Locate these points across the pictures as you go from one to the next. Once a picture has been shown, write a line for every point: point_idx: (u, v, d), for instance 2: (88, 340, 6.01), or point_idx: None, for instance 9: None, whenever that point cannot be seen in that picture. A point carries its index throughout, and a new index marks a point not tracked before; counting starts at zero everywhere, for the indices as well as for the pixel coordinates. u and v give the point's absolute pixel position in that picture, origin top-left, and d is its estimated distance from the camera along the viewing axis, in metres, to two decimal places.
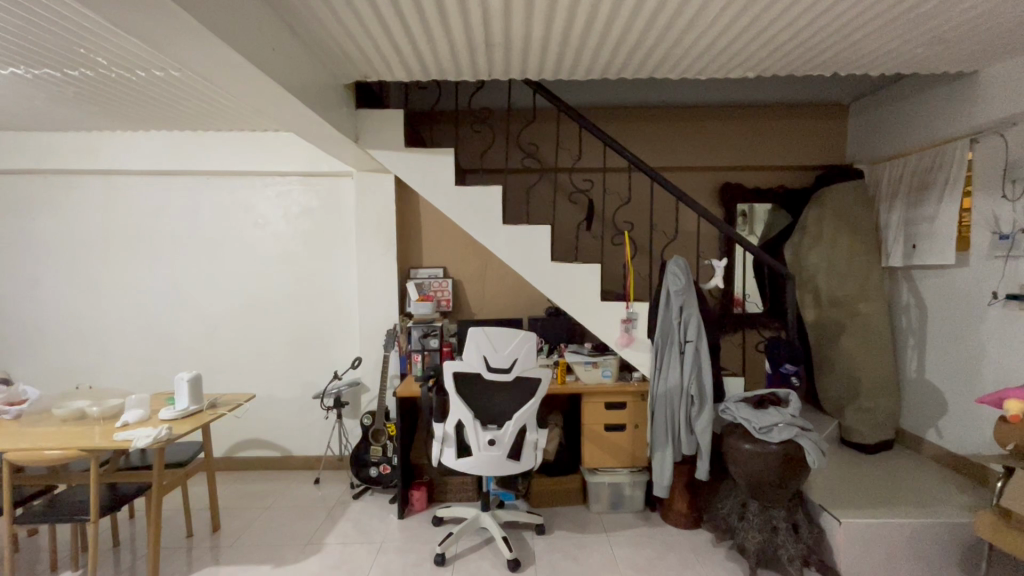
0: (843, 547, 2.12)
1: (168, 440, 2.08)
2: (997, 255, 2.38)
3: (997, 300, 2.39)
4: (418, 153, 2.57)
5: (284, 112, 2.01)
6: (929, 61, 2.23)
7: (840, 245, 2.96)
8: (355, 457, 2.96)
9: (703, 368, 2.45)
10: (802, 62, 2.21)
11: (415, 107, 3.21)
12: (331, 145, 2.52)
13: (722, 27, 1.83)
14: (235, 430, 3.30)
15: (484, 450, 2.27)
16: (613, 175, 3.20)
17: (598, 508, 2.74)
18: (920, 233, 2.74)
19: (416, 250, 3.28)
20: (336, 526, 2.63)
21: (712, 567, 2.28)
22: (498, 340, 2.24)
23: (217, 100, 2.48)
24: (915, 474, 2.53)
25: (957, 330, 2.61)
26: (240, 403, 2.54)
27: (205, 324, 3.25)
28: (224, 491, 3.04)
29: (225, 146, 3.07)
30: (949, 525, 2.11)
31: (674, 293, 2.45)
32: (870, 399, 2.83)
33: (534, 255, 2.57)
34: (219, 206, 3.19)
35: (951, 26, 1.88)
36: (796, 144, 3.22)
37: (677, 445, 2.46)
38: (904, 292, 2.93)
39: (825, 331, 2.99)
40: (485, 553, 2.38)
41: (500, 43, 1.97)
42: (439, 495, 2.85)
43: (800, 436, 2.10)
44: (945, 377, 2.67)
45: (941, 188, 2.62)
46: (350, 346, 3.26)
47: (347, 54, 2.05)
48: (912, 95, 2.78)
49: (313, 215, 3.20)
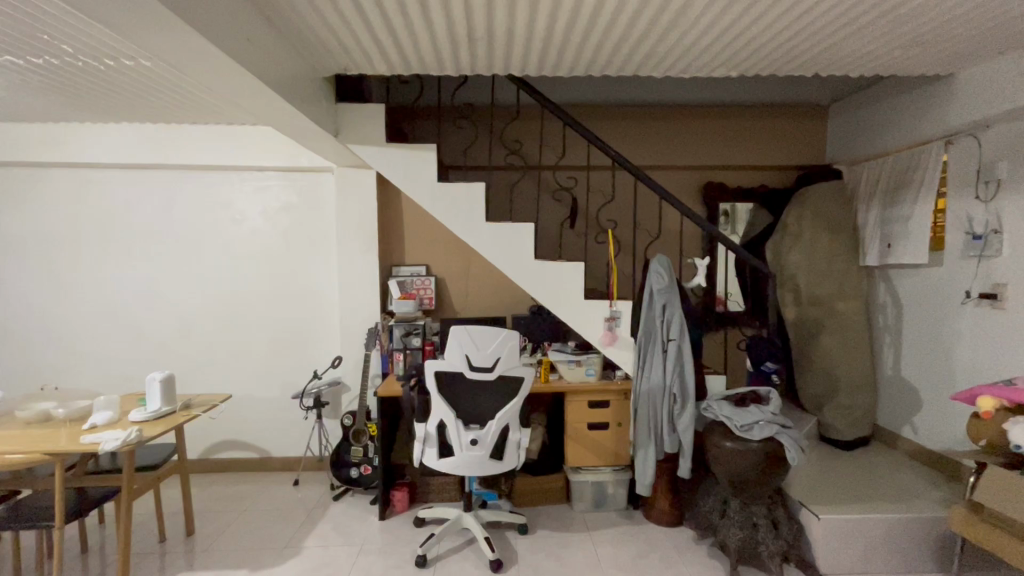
0: (823, 542, 2.15)
1: (138, 442, 2.00)
2: (970, 254, 2.43)
3: (970, 299, 2.44)
4: (400, 148, 2.52)
5: (259, 104, 1.95)
6: (907, 63, 2.25)
7: (820, 245, 2.99)
8: (336, 457, 2.90)
9: (686, 366, 2.45)
10: (784, 62, 2.22)
11: (397, 101, 3.17)
12: (308, 139, 2.46)
13: (706, 25, 1.83)
14: (211, 431, 3.22)
15: (466, 450, 2.24)
16: (597, 173, 3.20)
17: (582, 507, 2.74)
18: (896, 233, 2.80)
19: (398, 246, 3.23)
20: (315, 529, 2.58)
21: (694, 564, 2.28)
22: (480, 339, 2.23)
23: (190, 91, 2.40)
24: (892, 470, 2.58)
25: (933, 328, 2.66)
26: (216, 403, 2.47)
27: (180, 322, 3.16)
28: (200, 493, 2.96)
29: (202, 140, 2.98)
30: (925, 520, 2.14)
31: (657, 292, 2.46)
32: (848, 395, 2.87)
33: (517, 252, 2.55)
34: (195, 201, 3.10)
35: (928, 29, 1.90)
36: (776, 144, 3.25)
37: (659, 444, 2.46)
38: (881, 291, 2.99)
39: (805, 328, 3.02)
40: (467, 553, 2.36)
41: (483, 37, 1.93)
42: (422, 496, 2.82)
43: (781, 434, 2.10)
44: (920, 373, 2.73)
45: (916, 188, 2.67)
46: (330, 345, 3.20)
47: (325, 46, 2.00)
48: (886, 98, 2.83)
49: (292, 212, 3.13)
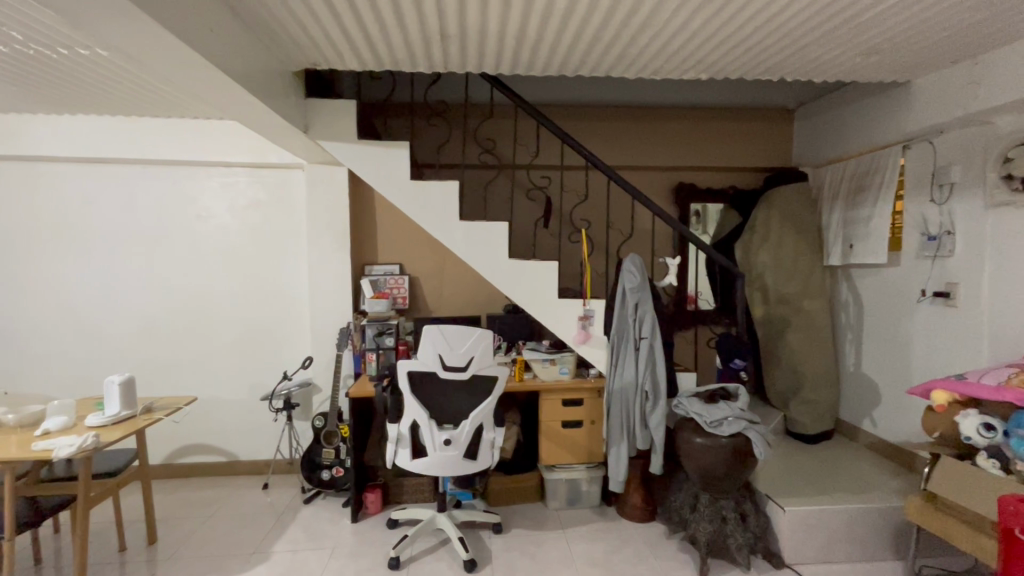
0: (789, 533, 2.22)
1: (95, 448, 1.91)
2: (926, 254, 2.54)
3: (925, 297, 2.55)
4: (372, 145, 2.49)
5: (224, 98, 1.89)
6: (868, 70, 2.33)
7: (786, 245, 3.08)
8: (307, 460, 2.85)
9: (658, 364, 2.48)
10: (752, 67, 2.27)
11: (369, 97, 3.12)
12: (276, 134, 2.40)
13: (676, 28, 1.86)
14: (174, 435, 3.12)
15: (440, 450, 2.23)
16: (572, 173, 3.22)
17: (556, 505, 2.75)
18: (857, 234, 2.90)
19: (371, 245, 3.18)
20: (285, 533, 2.53)
21: (665, 558, 2.32)
22: (453, 339, 2.20)
23: (151, 83, 2.31)
24: (854, 463, 2.67)
25: (891, 325, 2.76)
26: (180, 406, 2.39)
27: (141, 322, 3.05)
28: (163, 500, 2.86)
29: (165, 133, 2.88)
30: (884, 510, 2.23)
31: (630, 291, 2.49)
32: (812, 391, 2.97)
33: (490, 251, 2.54)
34: (158, 197, 3.00)
35: (886, 37, 1.97)
36: (745, 146, 3.33)
37: (632, 441, 2.49)
38: (843, 290, 3.10)
39: (772, 326, 3.10)
40: (441, 554, 2.35)
41: (455, 35, 1.92)
42: (395, 497, 2.79)
43: (748, 429, 2.17)
44: (879, 369, 2.83)
45: (875, 191, 2.77)
46: (301, 345, 3.14)
47: (293, 39, 1.95)
48: (848, 102, 2.92)
49: (260, 208, 3.05)
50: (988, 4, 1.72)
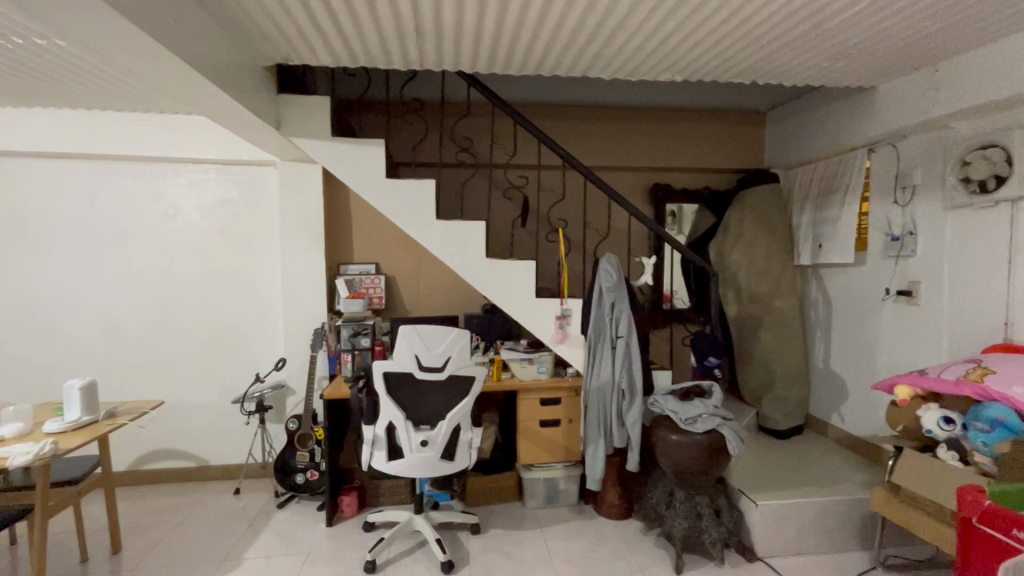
0: (760, 527, 2.27)
1: (54, 455, 1.83)
2: (890, 254, 2.63)
3: (889, 295, 2.64)
4: (346, 142, 2.45)
5: (190, 92, 1.83)
6: (835, 75, 2.40)
7: (759, 245, 3.14)
8: (280, 464, 2.79)
9: (634, 363, 2.50)
10: (725, 69, 2.31)
11: (343, 94, 3.08)
12: (246, 130, 2.34)
13: (650, 29, 1.87)
14: (140, 440, 3.01)
15: (417, 451, 2.21)
16: (549, 172, 3.23)
17: (534, 504, 2.75)
18: (826, 234, 2.98)
19: (346, 244, 3.13)
20: (257, 539, 2.47)
21: (641, 554, 2.35)
22: (430, 339, 2.19)
23: (113, 75, 2.23)
24: (823, 457, 2.75)
25: (858, 323, 2.85)
26: (146, 410, 2.31)
27: (105, 323, 2.94)
28: (128, 508, 2.76)
29: (130, 129, 2.78)
30: (851, 502, 2.30)
31: (606, 290, 2.51)
32: (783, 387, 3.04)
33: (467, 251, 2.53)
34: (122, 194, 2.89)
35: (852, 44, 2.04)
36: (719, 147, 3.39)
37: (609, 439, 2.51)
38: (813, 289, 3.18)
39: (745, 325, 3.16)
40: (418, 557, 2.32)
41: (431, 31, 1.90)
42: (372, 499, 2.76)
43: (722, 426, 2.21)
44: (847, 365, 2.92)
45: (843, 192, 2.85)
46: (273, 346, 3.06)
47: (263, 33, 1.90)
48: (816, 106, 3.00)
49: (231, 207, 2.97)
50: (947, 13, 1.79)
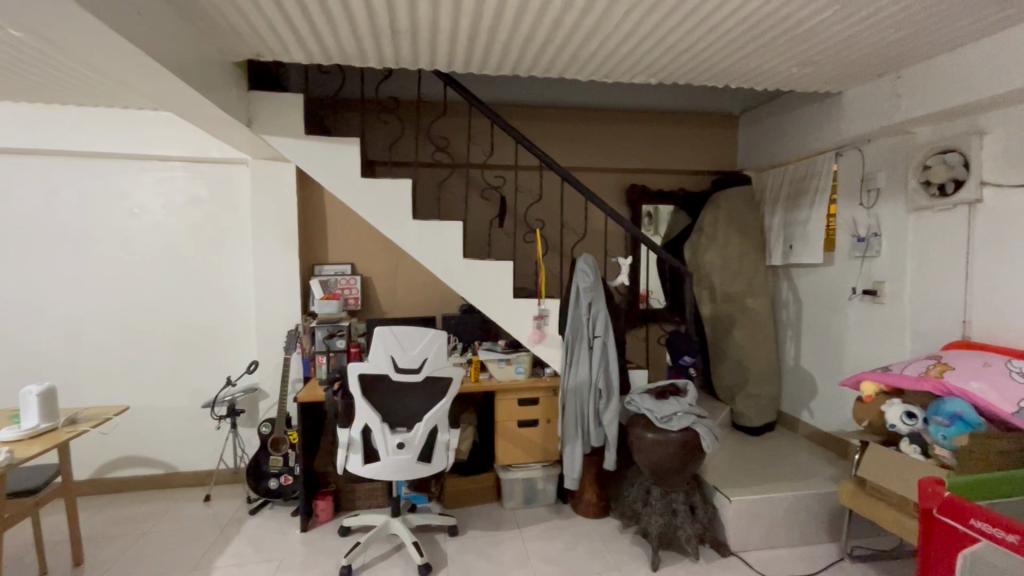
0: (734, 523, 2.31)
1: (9, 465, 1.75)
2: (856, 255, 2.71)
3: (856, 294, 2.72)
4: (320, 141, 2.41)
5: (156, 88, 1.78)
6: (804, 80, 2.46)
7: (732, 245, 3.20)
8: (253, 468, 2.72)
9: (611, 362, 2.52)
10: (698, 73, 2.35)
11: (317, 92, 3.02)
12: (215, 127, 2.28)
13: (625, 32, 1.90)
14: (104, 448, 2.90)
15: (393, 454, 2.18)
16: (526, 173, 3.23)
17: (513, 504, 2.75)
18: (796, 235, 3.05)
19: (320, 244, 3.09)
20: (228, 546, 2.41)
21: (618, 552, 2.37)
22: (406, 340, 2.16)
23: (74, 69, 2.15)
24: (793, 452, 2.81)
25: (826, 322, 2.93)
26: (109, 416, 2.23)
27: (65, 326, 2.82)
28: (91, 518, 2.66)
29: (93, 124, 2.68)
30: (820, 496, 2.36)
31: (583, 290, 2.52)
32: (756, 385, 3.11)
33: (444, 251, 2.51)
34: (84, 192, 2.78)
35: (819, 50, 2.09)
36: (693, 149, 3.45)
37: (586, 438, 2.53)
38: (784, 288, 3.26)
39: (719, 324, 3.22)
40: (395, 560, 2.30)
41: (406, 30, 1.89)
42: (347, 503, 2.72)
43: (697, 424, 2.24)
44: (816, 363, 3.00)
45: (812, 194, 2.93)
46: (245, 349, 2.99)
47: (232, 28, 1.86)
48: (787, 110, 3.07)
49: (200, 206, 2.89)
50: (908, 23, 1.85)
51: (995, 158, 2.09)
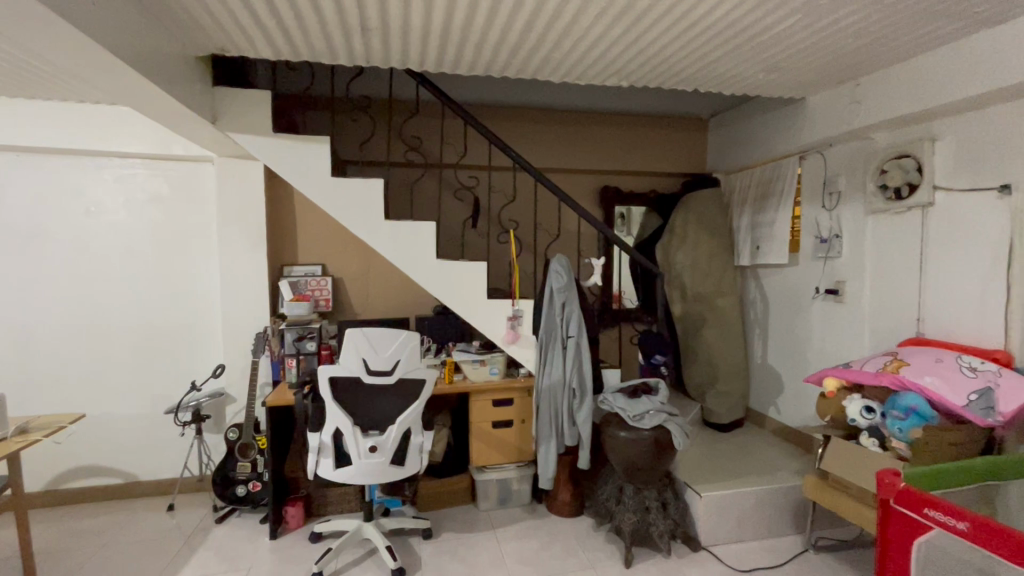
0: (704, 518, 2.36)
1: None
2: (819, 255, 2.80)
3: (819, 294, 2.81)
4: (290, 139, 2.35)
5: (113, 82, 1.71)
6: (769, 86, 2.53)
7: (702, 246, 3.28)
8: (220, 476, 2.64)
9: (584, 362, 2.54)
10: (668, 76, 2.40)
11: (285, 90, 2.96)
12: (178, 124, 2.21)
13: (596, 35, 1.92)
14: (58, 458, 2.77)
15: (365, 458, 2.14)
16: (500, 173, 3.24)
17: (487, 505, 2.75)
18: (763, 236, 3.14)
19: (290, 244, 3.02)
20: (193, 557, 2.33)
21: (592, 550, 2.39)
22: (378, 341, 2.14)
23: (24, 61, 2.05)
24: (761, 448, 2.89)
25: (791, 320, 3.02)
26: (62, 425, 2.13)
27: (15, 331, 2.68)
28: (43, 532, 2.53)
29: (44, 118, 2.55)
30: (785, 490, 2.43)
31: (557, 291, 2.54)
32: (725, 382, 3.19)
33: (417, 252, 2.49)
34: (36, 190, 2.65)
35: (783, 56, 2.15)
36: (664, 152, 3.51)
37: (560, 438, 2.54)
38: (751, 288, 3.35)
39: (690, 323, 3.29)
40: (368, 565, 2.26)
41: (377, 28, 1.87)
42: (319, 509, 2.67)
43: (668, 422, 2.28)
44: (782, 360, 3.09)
45: (778, 197, 3.02)
46: (210, 353, 2.90)
47: (195, 22, 1.80)
48: (753, 114, 3.16)
49: (162, 205, 2.79)
50: (865, 32, 1.93)
51: (946, 163, 2.20)
